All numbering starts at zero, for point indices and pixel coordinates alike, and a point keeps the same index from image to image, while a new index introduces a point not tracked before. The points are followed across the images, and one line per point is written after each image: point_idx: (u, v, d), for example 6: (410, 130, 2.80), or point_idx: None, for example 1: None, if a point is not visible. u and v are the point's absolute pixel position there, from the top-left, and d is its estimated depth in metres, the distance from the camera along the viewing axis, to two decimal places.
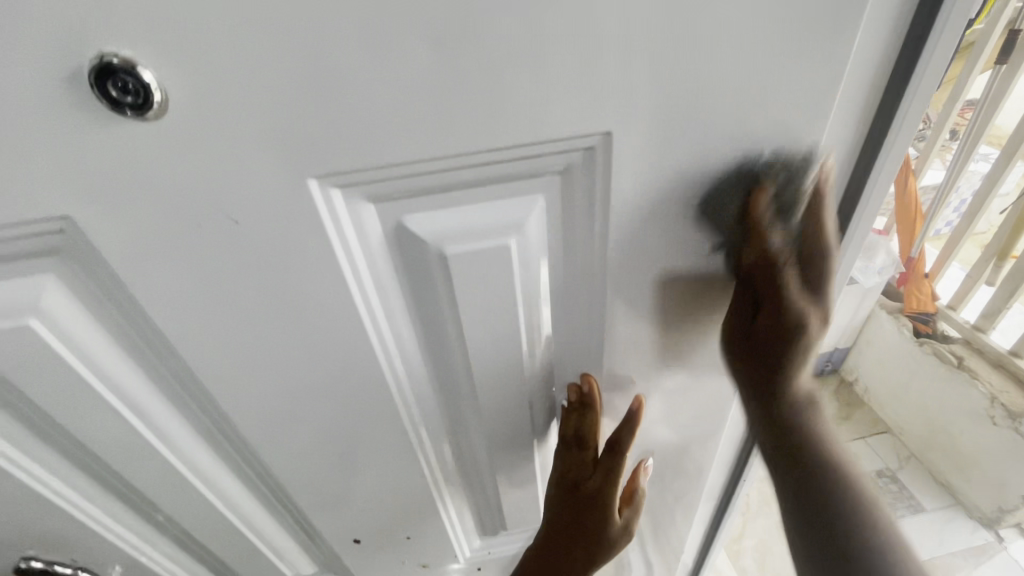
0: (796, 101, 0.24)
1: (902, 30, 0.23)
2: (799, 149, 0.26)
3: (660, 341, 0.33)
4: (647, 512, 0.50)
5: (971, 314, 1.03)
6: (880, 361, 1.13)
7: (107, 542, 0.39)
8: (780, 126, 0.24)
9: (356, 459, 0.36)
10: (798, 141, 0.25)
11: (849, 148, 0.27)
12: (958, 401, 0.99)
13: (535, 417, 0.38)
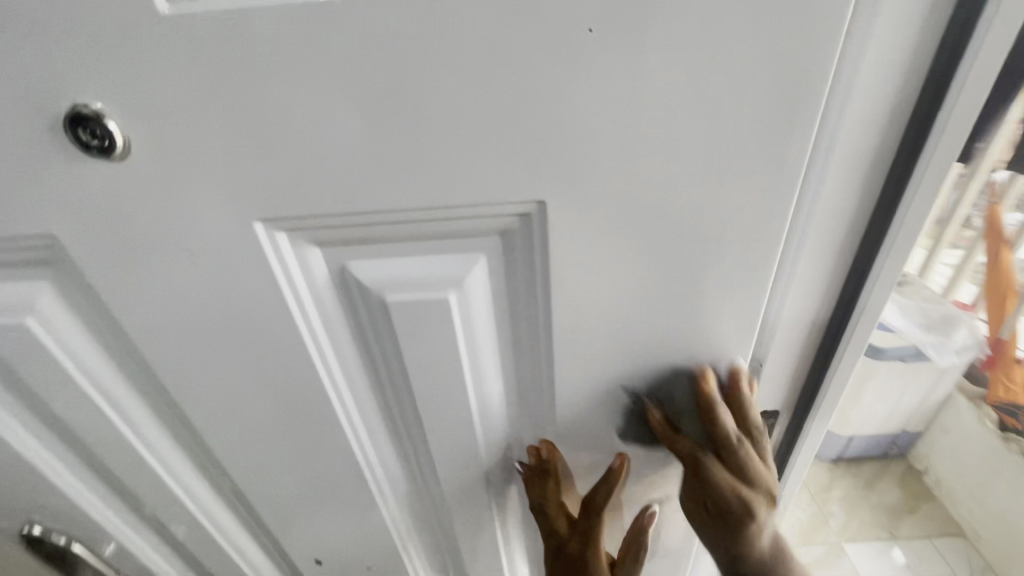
0: (744, 184, 0.23)
1: (903, 104, 0.23)
2: (754, 234, 0.24)
3: (617, 412, 0.32)
4: None
5: None
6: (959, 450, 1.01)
7: (98, 518, 0.42)
8: (728, 209, 0.23)
9: (315, 481, 0.38)
10: (752, 226, 0.24)
11: (853, 215, 0.27)
12: None
13: (492, 470, 0.37)
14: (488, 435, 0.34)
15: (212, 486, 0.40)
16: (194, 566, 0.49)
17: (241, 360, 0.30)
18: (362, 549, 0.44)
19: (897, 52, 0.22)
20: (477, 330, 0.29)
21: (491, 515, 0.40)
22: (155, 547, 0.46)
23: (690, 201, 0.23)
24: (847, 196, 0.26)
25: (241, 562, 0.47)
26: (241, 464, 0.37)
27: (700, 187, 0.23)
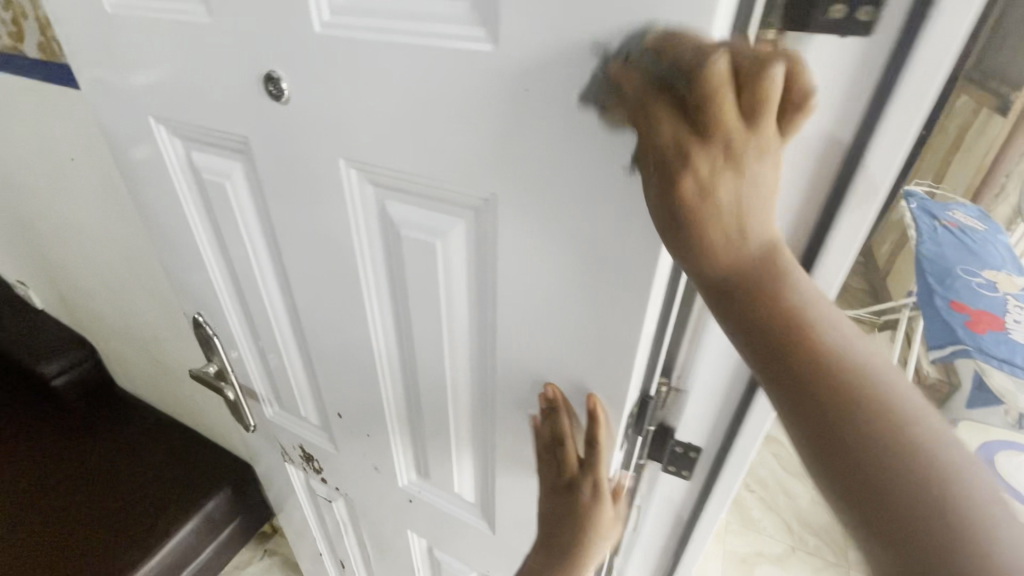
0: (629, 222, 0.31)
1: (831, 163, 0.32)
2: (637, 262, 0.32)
3: (538, 374, 0.41)
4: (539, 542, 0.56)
5: None
6: None
7: (231, 326, 0.64)
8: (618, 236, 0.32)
9: (345, 350, 0.54)
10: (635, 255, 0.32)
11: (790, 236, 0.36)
12: None
13: (455, 392, 0.49)
14: (454, 363, 0.46)
15: (292, 335, 0.59)
16: (271, 388, 0.70)
17: (318, 250, 0.46)
18: (368, 418, 0.60)
19: (817, 132, 0.31)
20: (454, 279, 0.41)
21: (450, 430, 0.53)
22: (254, 363, 0.69)
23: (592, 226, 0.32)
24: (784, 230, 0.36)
25: (298, 396, 0.67)
26: (308, 322, 0.54)
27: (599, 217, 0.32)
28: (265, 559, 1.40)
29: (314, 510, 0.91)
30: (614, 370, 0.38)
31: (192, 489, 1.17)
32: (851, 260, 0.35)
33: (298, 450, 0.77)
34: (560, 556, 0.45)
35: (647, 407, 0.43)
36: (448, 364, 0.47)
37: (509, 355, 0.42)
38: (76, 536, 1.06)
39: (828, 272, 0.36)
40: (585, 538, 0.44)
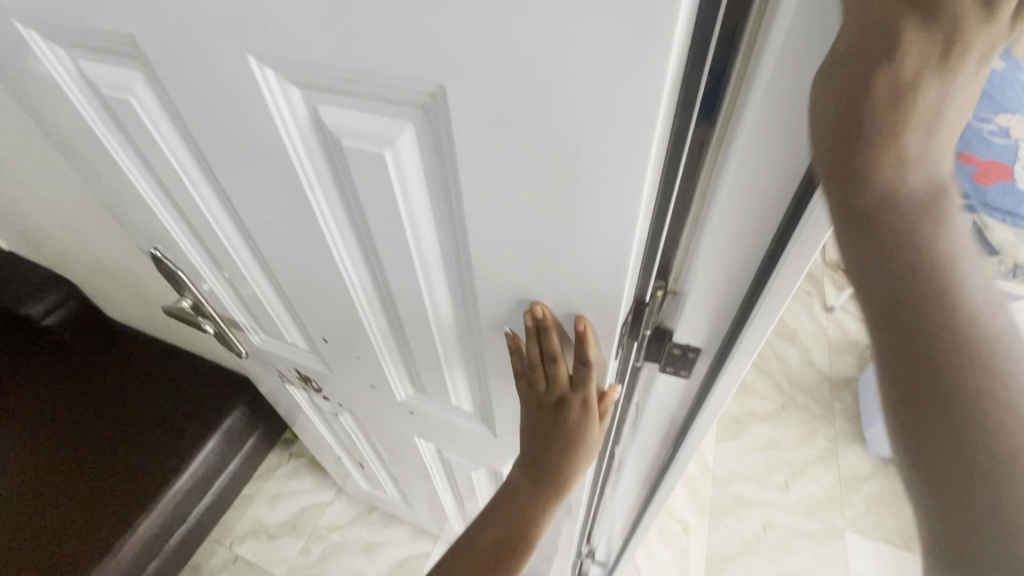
0: (612, 106, 0.25)
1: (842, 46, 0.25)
2: (623, 157, 0.26)
3: (521, 288, 0.38)
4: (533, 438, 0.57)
5: None
6: None
7: (190, 258, 0.60)
8: (597, 128, 0.26)
9: (315, 275, 0.50)
10: (619, 148, 0.26)
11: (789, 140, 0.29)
12: None
13: (438, 312, 0.46)
14: (431, 282, 0.43)
15: (256, 264, 0.55)
16: (250, 317, 0.68)
17: (259, 174, 0.40)
18: (354, 341, 0.58)
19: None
20: (414, 195, 0.36)
21: (439, 349, 0.51)
22: (228, 295, 0.66)
23: (564, 120, 0.26)
24: (781, 138, 0.29)
25: (279, 324, 0.65)
26: (269, 250, 0.50)
27: (572, 108, 0.25)
28: (292, 461, 1.50)
29: (323, 422, 0.94)
30: (602, 285, 0.34)
31: (206, 410, 1.21)
32: None
33: (294, 373, 0.77)
34: (542, 475, 0.47)
35: (641, 313, 0.40)
36: (424, 284, 0.43)
37: (487, 275, 0.38)
38: (104, 463, 1.11)
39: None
40: (570, 456, 0.45)
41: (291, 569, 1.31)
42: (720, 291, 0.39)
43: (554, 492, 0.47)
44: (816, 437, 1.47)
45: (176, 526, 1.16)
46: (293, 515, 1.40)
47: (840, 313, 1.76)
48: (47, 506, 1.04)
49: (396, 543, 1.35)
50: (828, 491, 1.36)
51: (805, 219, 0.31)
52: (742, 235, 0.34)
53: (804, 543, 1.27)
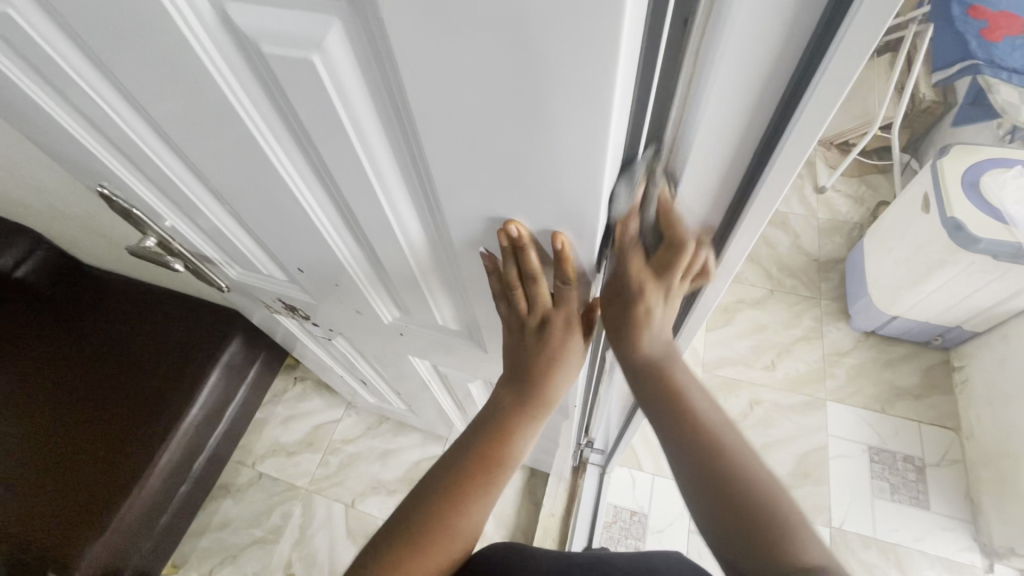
0: None
1: None
2: (587, 55, 0.22)
3: (491, 206, 0.35)
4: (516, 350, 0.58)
5: None
6: (998, 395, 1.21)
7: (136, 191, 0.56)
8: (551, 15, 0.21)
9: (271, 199, 0.47)
10: (581, 43, 0.22)
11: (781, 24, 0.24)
12: None
13: (405, 232, 0.44)
14: (393, 201, 0.40)
15: (204, 191, 0.53)
16: (219, 249, 0.65)
17: (178, 88, 0.36)
18: (329, 270, 0.56)
19: None
20: (355, 107, 0.31)
21: (415, 272, 0.49)
22: (190, 228, 0.63)
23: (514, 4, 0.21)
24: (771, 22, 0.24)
25: (249, 254, 0.63)
26: (217, 175, 0.47)
27: None
28: (299, 385, 1.55)
29: (318, 348, 0.95)
30: (572, 197, 0.31)
31: (203, 345, 1.22)
32: (862, 69, 0.23)
33: (279, 304, 0.75)
34: (523, 392, 0.48)
35: (623, 222, 0.39)
36: (385, 203, 0.40)
37: (448, 191, 0.35)
38: (113, 403, 1.15)
39: (846, 60, 0.23)
40: (555, 368, 0.46)
41: (313, 480, 1.40)
42: (705, 196, 0.35)
43: (537, 407, 0.48)
44: (802, 318, 1.51)
45: (197, 454, 1.22)
46: (307, 433, 1.47)
47: (831, 194, 1.73)
48: (68, 445, 1.09)
49: (408, 449, 1.43)
50: (812, 366, 1.43)
51: (794, 119, 0.27)
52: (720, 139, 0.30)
53: (788, 415, 1.36)
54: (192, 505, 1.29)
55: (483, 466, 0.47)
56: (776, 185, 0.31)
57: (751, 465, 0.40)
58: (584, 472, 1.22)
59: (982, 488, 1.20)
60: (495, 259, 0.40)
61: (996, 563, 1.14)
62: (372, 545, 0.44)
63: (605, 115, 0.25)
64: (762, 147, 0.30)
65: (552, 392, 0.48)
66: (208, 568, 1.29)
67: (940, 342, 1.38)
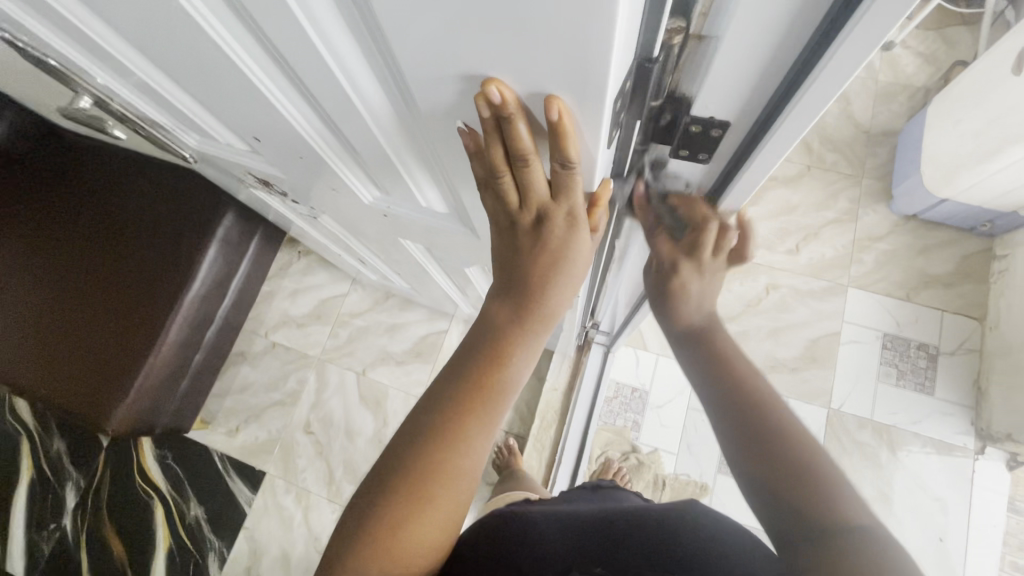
0: None
1: None
2: None
3: (461, 61, 0.26)
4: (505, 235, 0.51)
5: None
6: None
7: (45, 42, 0.46)
8: None
9: (192, 48, 0.37)
10: None
11: None
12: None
13: (360, 92, 0.35)
14: (336, 54, 0.31)
15: (118, 39, 0.42)
16: (165, 112, 0.56)
17: None
18: (289, 141, 0.48)
19: None
20: None
21: (383, 145, 0.41)
22: (127, 91, 0.53)
23: None
24: None
25: (199, 118, 0.54)
26: (119, 16, 0.37)
27: None
28: (302, 259, 1.52)
29: (307, 225, 0.88)
30: (566, 42, 0.22)
31: (194, 217, 1.15)
32: None
33: (251, 178, 0.67)
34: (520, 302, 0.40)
35: (646, 76, 0.29)
36: (327, 54, 0.31)
37: (399, 29, 0.26)
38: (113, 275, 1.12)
39: None
40: (558, 276, 0.39)
41: (325, 350, 1.44)
42: (772, 35, 0.25)
43: (539, 321, 0.41)
44: (838, 199, 1.38)
45: (207, 325, 1.25)
46: (315, 306, 1.48)
47: (900, 50, 1.47)
48: (79, 316, 1.11)
49: (414, 324, 1.44)
50: (839, 252, 1.34)
51: None
52: None
53: (804, 301, 1.31)
54: (210, 372, 1.36)
55: (474, 389, 0.40)
56: (894, 2, 0.21)
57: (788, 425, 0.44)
58: (588, 351, 1.21)
59: (993, 377, 1.18)
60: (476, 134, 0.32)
61: (987, 446, 1.16)
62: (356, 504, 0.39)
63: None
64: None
65: (549, 302, 0.41)
66: (234, 425, 1.40)
67: (987, 228, 1.26)
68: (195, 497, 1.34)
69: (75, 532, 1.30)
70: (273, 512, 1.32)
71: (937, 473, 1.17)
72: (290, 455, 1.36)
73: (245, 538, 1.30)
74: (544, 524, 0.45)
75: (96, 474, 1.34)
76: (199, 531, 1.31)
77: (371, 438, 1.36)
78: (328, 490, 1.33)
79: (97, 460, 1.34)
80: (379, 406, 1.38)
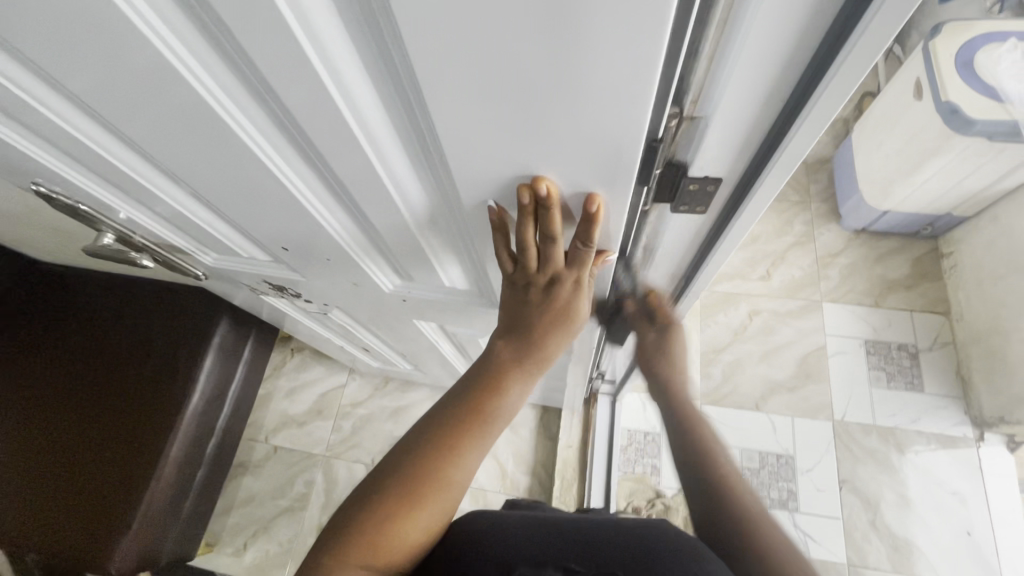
0: None
1: None
2: None
3: (507, 155, 0.32)
4: None
5: None
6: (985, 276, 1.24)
7: (85, 191, 0.50)
8: None
9: (245, 176, 0.43)
10: None
11: None
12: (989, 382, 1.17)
13: (403, 191, 0.40)
14: (388, 167, 0.37)
15: (160, 174, 0.47)
16: (187, 236, 0.60)
17: (117, 66, 0.31)
18: (319, 246, 0.52)
19: None
20: (333, 52, 0.28)
21: (416, 235, 0.46)
22: (154, 223, 0.57)
23: None
24: None
25: (223, 237, 0.58)
26: (173, 156, 0.42)
27: None
28: (297, 355, 1.51)
29: (313, 321, 0.91)
30: (606, 137, 0.28)
31: (188, 330, 1.14)
32: None
33: (265, 284, 0.70)
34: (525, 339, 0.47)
35: (654, 152, 0.34)
36: (378, 165, 0.37)
37: (458, 144, 0.32)
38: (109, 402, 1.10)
39: None
40: (561, 326, 0.46)
41: (329, 446, 1.40)
42: (749, 110, 0.31)
43: (534, 359, 0.47)
44: (793, 224, 1.50)
45: (207, 438, 1.21)
46: (314, 402, 1.46)
47: None
48: (75, 450, 1.08)
49: (418, 403, 1.43)
50: (806, 271, 1.44)
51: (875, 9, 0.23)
52: (780, 47, 0.27)
53: (786, 321, 1.39)
54: (213, 488, 1.30)
55: (477, 418, 0.44)
56: (845, 82, 0.27)
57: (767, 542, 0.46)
58: (595, 401, 1.28)
59: (972, 365, 1.25)
60: (506, 214, 0.39)
61: (986, 432, 1.21)
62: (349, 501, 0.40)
63: (650, 35, 0.22)
64: (828, 45, 0.26)
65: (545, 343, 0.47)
66: (241, 542, 1.32)
67: (929, 230, 1.39)
68: None
69: None
70: None
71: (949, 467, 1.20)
72: None
73: None
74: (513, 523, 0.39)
75: None
76: None
77: None
78: None
79: None
80: None
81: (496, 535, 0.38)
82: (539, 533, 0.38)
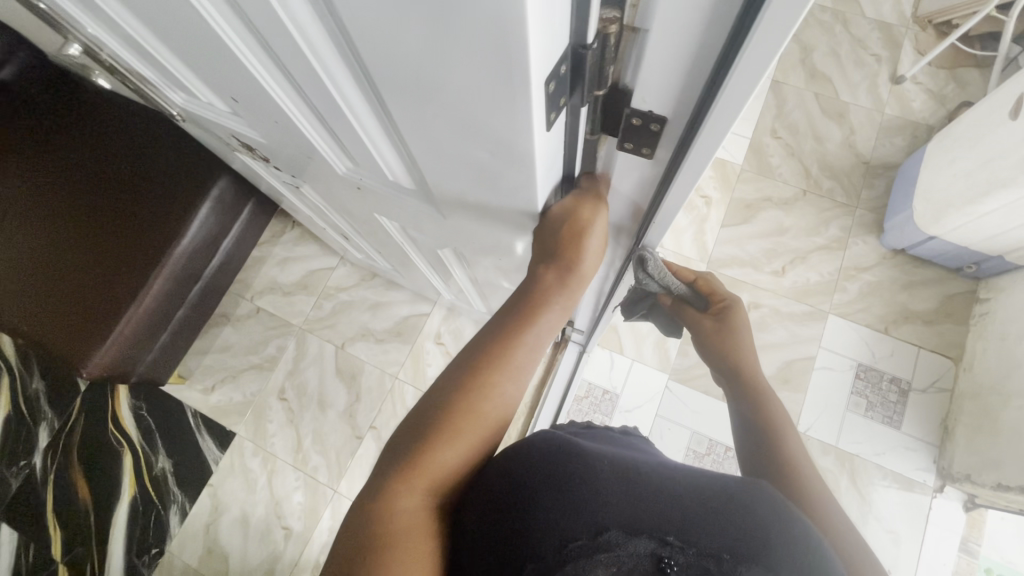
0: None
1: None
2: None
3: (405, 36, 0.28)
4: (460, 207, 0.52)
5: (1007, 450, 1.05)
6: (1007, 333, 1.15)
7: None
8: None
9: (176, 7, 0.40)
10: None
11: None
12: (934, 431, 1.22)
13: (317, 56, 0.38)
14: (297, 24, 0.35)
15: None
16: (148, 67, 0.58)
17: None
18: (265, 106, 0.51)
19: None
20: None
21: (341, 106, 0.44)
22: (118, 49, 0.57)
23: None
24: None
25: (181, 79, 0.57)
26: None
27: None
28: (296, 230, 1.53)
29: (292, 194, 0.91)
30: (490, 32, 0.24)
31: (191, 175, 1.16)
32: None
33: (235, 141, 0.69)
34: (562, 265, 0.48)
35: (582, 70, 0.30)
36: (278, 7, 0.33)
37: (356, 9, 0.29)
38: (87, 220, 1.09)
39: None
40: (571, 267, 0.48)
41: (307, 320, 1.46)
42: (690, 35, 0.26)
43: (553, 298, 0.49)
44: (829, 226, 1.38)
45: (192, 282, 1.25)
46: (302, 277, 1.49)
47: (908, 86, 1.46)
48: (47, 249, 1.07)
49: (398, 304, 1.45)
50: (825, 278, 1.35)
51: None
52: None
53: (783, 322, 1.32)
54: (191, 330, 1.37)
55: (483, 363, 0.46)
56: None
57: (809, 483, 0.55)
58: (563, 349, 1.22)
59: (960, 418, 1.19)
60: (448, 141, 0.39)
61: (947, 485, 1.18)
62: (385, 462, 0.44)
63: None
64: None
65: (566, 280, 0.49)
66: (210, 383, 1.42)
67: (972, 270, 1.26)
68: (164, 449, 1.35)
69: (43, 469, 1.32)
70: (239, 474, 1.35)
71: (897, 507, 1.18)
72: (261, 420, 1.38)
73: (209, 495, 1.33)
74: (602, 476, 0.37)
75: (71, 416, 1.35)
76: (164, 484, 1.33)
77: (342, 413, 1.38)
78: (294, 457, 1.35)
79: (73, 403, 1.36)
80: (354, 380, 1.40)
81: (585, 490, 0.36)
82: (620, 486, 0.36)
